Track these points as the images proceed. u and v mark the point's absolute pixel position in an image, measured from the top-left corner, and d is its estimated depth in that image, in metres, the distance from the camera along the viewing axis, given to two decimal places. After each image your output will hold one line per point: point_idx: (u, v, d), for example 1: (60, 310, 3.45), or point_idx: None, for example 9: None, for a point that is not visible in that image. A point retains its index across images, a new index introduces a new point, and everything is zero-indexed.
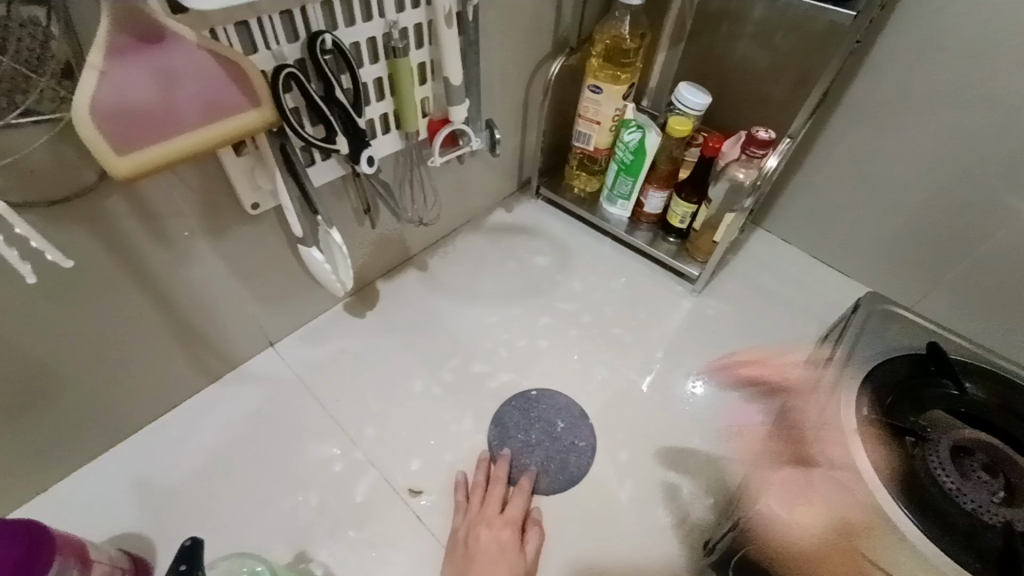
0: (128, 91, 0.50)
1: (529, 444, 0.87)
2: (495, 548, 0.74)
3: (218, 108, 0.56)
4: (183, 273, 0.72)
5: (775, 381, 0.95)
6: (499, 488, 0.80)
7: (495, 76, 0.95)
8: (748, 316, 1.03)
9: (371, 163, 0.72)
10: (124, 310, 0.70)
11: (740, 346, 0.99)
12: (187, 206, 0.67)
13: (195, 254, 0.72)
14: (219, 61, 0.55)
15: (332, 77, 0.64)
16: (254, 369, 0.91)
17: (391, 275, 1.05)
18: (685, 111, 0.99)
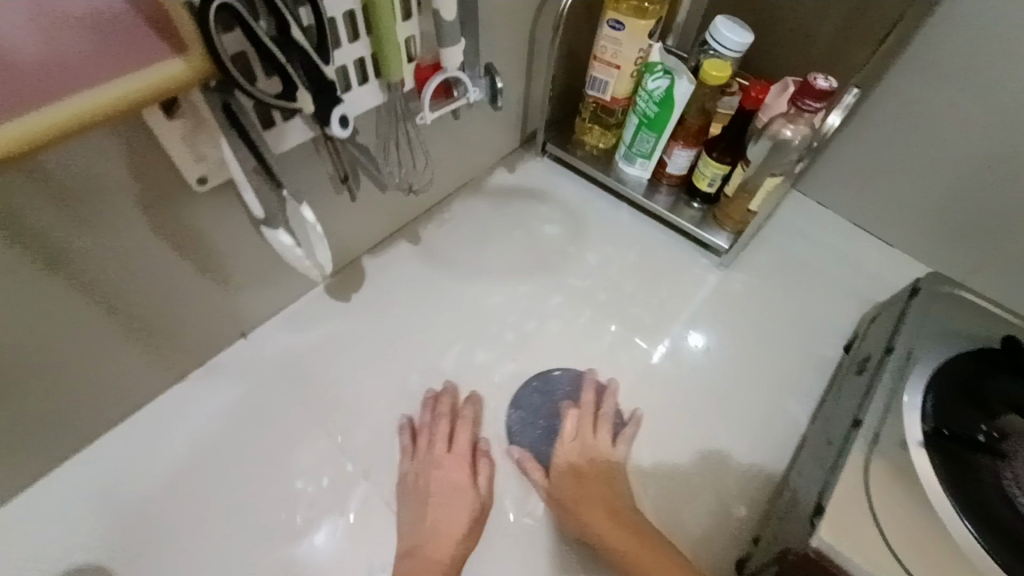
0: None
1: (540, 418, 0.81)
2: (450, 487, 0.73)
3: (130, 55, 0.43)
4: (122, 268, 0.59)
5: (812, 368, 0.85)
6: (446, 423, 0.78)
7: (495, 8, 0.77)
8: (782, 293, 0.92)
9: (345, 126, 0.57)
10: (52, 315, 0.57)
11: (772, 328, 0.89)
12: (116, 186, 0.53)
13: (135, 243, 0.58)
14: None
15: (285, 12, 0.48)
16: (227, 364, 0.79)
17: (379, 250, 0.92)
18: (722, 54, 0.83)
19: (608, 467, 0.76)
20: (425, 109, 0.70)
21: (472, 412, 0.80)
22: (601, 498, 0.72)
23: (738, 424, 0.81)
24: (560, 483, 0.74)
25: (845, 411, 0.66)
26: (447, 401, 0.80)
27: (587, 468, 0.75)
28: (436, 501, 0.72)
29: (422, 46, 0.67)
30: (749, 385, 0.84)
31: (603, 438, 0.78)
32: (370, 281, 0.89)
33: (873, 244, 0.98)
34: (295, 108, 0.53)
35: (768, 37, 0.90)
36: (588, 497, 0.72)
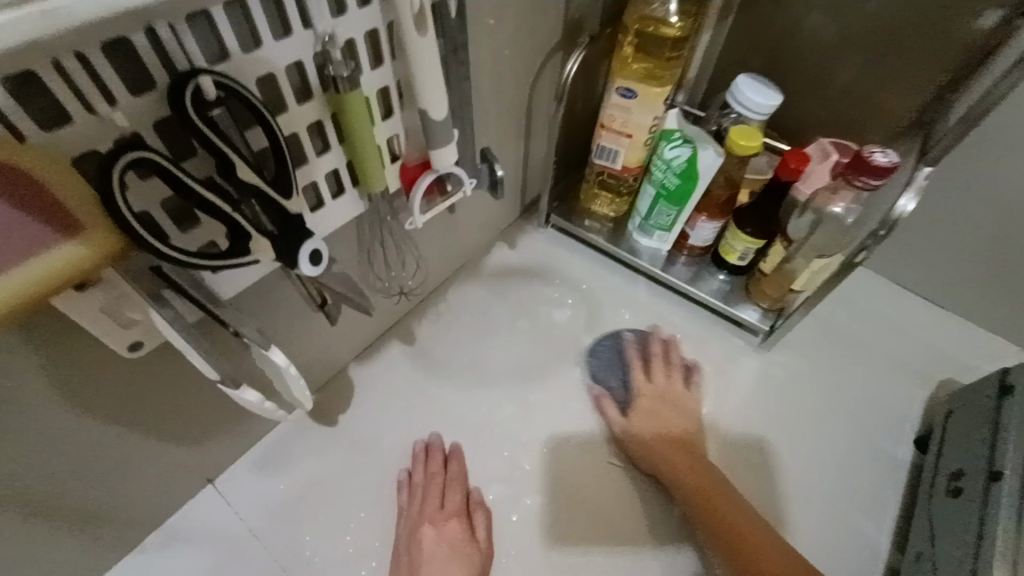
0: None
1: (620, 371, 0.81)
2: (445, 550, 0.66)
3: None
4: (47, 463, 0.47)
5: (870, 462, 0.75)
6: (438, 479, 0.71)
7: (487, 85, 0.67)
8: (831, 379, 0.80)
9: (317, 262, 0.45)
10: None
11: (821, 416, 0.78)
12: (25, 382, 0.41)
13: (51, 435, 0.46)
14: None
15: (228, 151, 0.37)
16: (190, 521, 0.67)
17: (367, 356, 0.79)
18: (747, 117, 0.72)
19: (684, 409, 0.77)
20: (415, 214, 0.59)
21: (459, 465, 0.73)
22: (684, 450, 0.73)
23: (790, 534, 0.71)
24: (639, 423, 0.76)
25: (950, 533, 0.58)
26: (436, 454, 0.73)
27: (669, 430, 0.75)
28: (433, 565, 0.65)
29: (407, 143, 0.56)
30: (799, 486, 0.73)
31: (677, 384, 0.79)
32: (360, 397, 0.77)
33: (924, 308, 0.88)
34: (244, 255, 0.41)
35: (795, 91, 0.79)
36: (668, 436, 0.74)
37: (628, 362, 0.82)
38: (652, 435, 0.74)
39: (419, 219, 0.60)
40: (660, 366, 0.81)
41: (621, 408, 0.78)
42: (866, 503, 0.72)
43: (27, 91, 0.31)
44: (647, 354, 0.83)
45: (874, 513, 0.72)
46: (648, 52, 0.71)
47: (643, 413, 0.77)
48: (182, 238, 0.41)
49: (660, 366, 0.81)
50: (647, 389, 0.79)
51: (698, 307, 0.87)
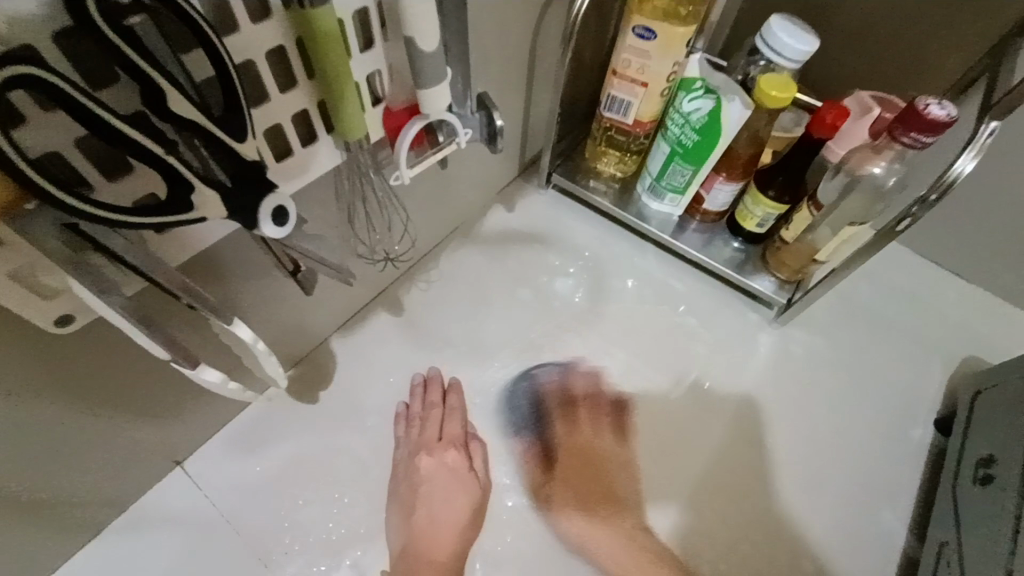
0: None
1: (538, 410, 0.76)
2: (444, 476, 0.68)
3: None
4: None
5: (877, 446, 0.73)
6: (437, 410, 0.70)
7: (486, 18, 0.58)
8: (840, 357, 0.77)
9: (284, 223, 0.37)
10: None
11: (831, 399, 0.75)
12: None
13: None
14: None
15: (154, 73, 0.29)
16: (157, 504, 0.62)
17: (350, 327, 0.72)
18: (779, 64, 0.64)
19: (607, 461, 0.73)
20: (401, 168, 0.51)
21: (458, 398, 0.72)
22: (599, 485, 0.73)
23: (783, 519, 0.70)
24: (561, 481, 0.74)
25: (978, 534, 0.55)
26: (436, 387, 0.72)
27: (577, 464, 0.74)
28: (430, 492, 0.67)
29: (391, 83, 0.48)
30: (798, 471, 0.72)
31: (603, 437, 0.74)
32: (343, 372, 0.71)
33: (949, 283, 0.82)
34: (187, 214, 0.33)
35: (833, 36, 0.70)
36: (589, 495, 0.73)
37: (538, 413, 0.76)
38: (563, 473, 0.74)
39: (406, 174, 0.52)
40: (586, 414, 0.76)
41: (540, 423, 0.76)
42: (866, 488, 0.71)
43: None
44: (569, 395, 0.77)
45: (875, 497, 0.71)
46: None
47: (563, 464, 0.75)
48: (110, 189, 0.33)
49: (571, 409, 0.76)
50: (564, 433, 0.77)
51: (708, 278, 0.82)
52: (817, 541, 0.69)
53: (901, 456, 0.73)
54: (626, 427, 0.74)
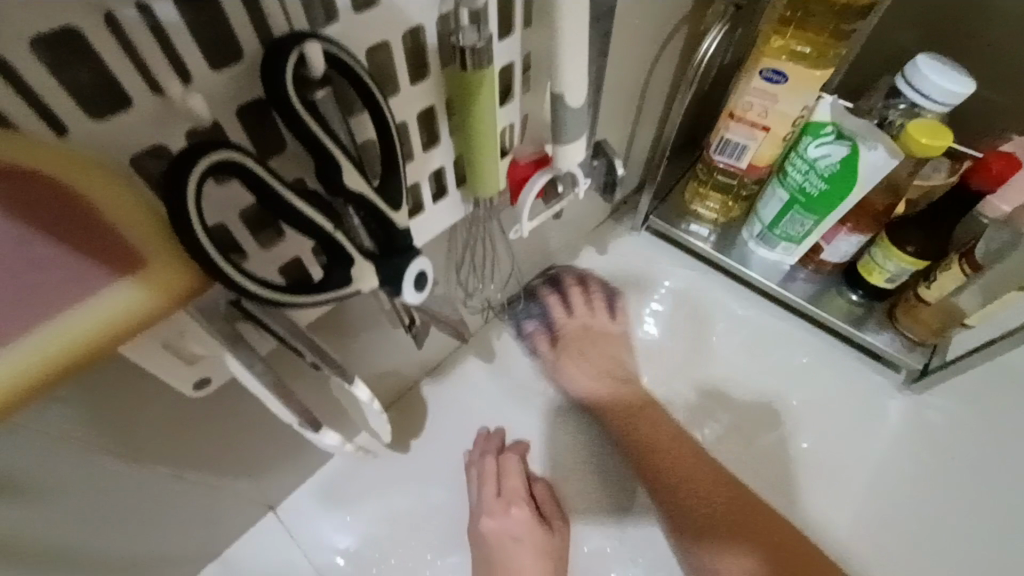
0: None
1: (545, 317, 0.77)
2: (519, 532, 0.63)
3: (28, 306, 0.24)
4: (103, 503, 0.42)
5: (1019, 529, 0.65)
6: (499, 466, 0.66)
7: (610, 65, 0.55)
8: (973, 430, 0.69)
9: (423, 288, 0.35)
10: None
11: (960, 476, 0.68)
12: (78, 428, 0.34)
13: (92, 481, 0.39)
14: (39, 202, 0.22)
15: (331, 148, 0.27)
16: (246, 556, 0.61)
17: (440, 372, 0.70)
18: (928, 106, 0.58)
19: (596, 340, 0.77)
20: (522, 222, 0.48)
21: (518, 446, 0.69)
22: (610, 363, 0.76)
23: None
24: (568, 366, 0.75)
25: None
26: (495, 441, 0.68)
27: (584, 341, 0.77)
28: (512, 551, 0.63)
29: (522, 135, 0.45)
30: (923, 559, 0.65)
31: (600, 316, 0.78)
32: (432, 418, 0.69)
33: None
34: (343, 291, 0.32)
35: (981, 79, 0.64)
36: (599, 372, 0.75)
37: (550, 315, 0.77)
38: (589, 374, 0.74)
39: (526, 228, 0.49)
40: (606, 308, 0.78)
41: (550, 338, 0.76)
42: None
43: (57, 56, 0.21)
44: (558, 337, 0.77)
45: None
46: (808, 19, 0.56)
47: (583, 374, 0.75)
48: (265, 257, 0.32)
49: (579, 324, 0.77)
50: (569, 323, 0.77)
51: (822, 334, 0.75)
52: None
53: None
54: (617, 306, 0.79)
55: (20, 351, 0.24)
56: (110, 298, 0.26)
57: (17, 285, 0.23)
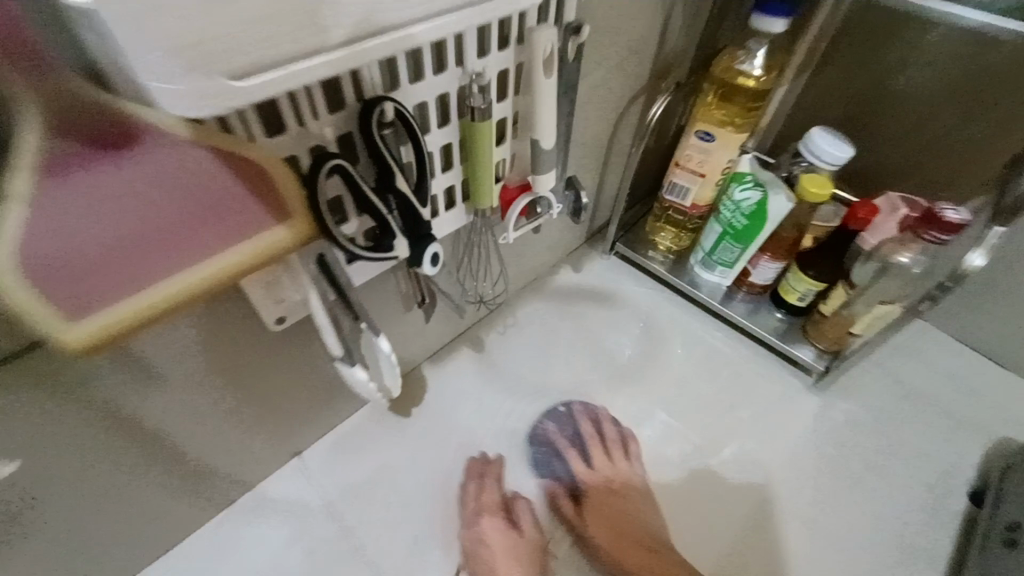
0: (111, 237, 0.32)
1: (560, 458, 0.82)
2: (497, 533, 0.72)
3: (215, 235, 0.36)
4: (187, 416, 0.54)
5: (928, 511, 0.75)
6: (485, 483, 0.76)
7: (581, 121, 0.74)
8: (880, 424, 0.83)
9: (436, 263, 0.52)
10: (91, 469, 0.50)
11: (874, 464, 0.79)
12: (192, 341, 0.48)
13: (186, 397, 0.52)
14: (229, 164, 0.34)
15: (390, 162, 0.45)
16: (271, 494, 0.72)
17: (439, 357, 0.85)
18: (818, 166, 0.77)
19: (628, 489, 0.78)
20: (508, 230, 0.66)
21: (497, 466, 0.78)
22: (620, 508, 0.76)
23: (829, 574, 0.72)
24: (588, 518, 0.78)
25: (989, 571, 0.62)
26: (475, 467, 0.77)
27: (609, 491, 0.78)
28: (491, 554, 0.71)
29: (511, 168, 0.63)
30: (844, 533, 0.75)
31: (621, 465, 0.79)
32: (431, 394, 0.82)
33: (984, 366, 0.89)
34: (387, 256, 0.48)
35: (865, 147, 0.84)
36: (616, 535, 0.74)
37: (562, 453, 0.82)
38: (600, 501, 0.78)
39: (511, 236, 0.67)
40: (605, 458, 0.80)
41: (573, 497, 0.80)
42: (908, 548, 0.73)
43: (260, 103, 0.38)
44: (577, 492, 0.80)
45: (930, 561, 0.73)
46: (731, 97, 0.76)
47: (599, 524, 0.76)
48: None
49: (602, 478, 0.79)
50: (591, 477, 0.80)
51: (753, 343, 0.91)
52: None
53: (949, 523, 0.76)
54: (630, 450, 0.80)
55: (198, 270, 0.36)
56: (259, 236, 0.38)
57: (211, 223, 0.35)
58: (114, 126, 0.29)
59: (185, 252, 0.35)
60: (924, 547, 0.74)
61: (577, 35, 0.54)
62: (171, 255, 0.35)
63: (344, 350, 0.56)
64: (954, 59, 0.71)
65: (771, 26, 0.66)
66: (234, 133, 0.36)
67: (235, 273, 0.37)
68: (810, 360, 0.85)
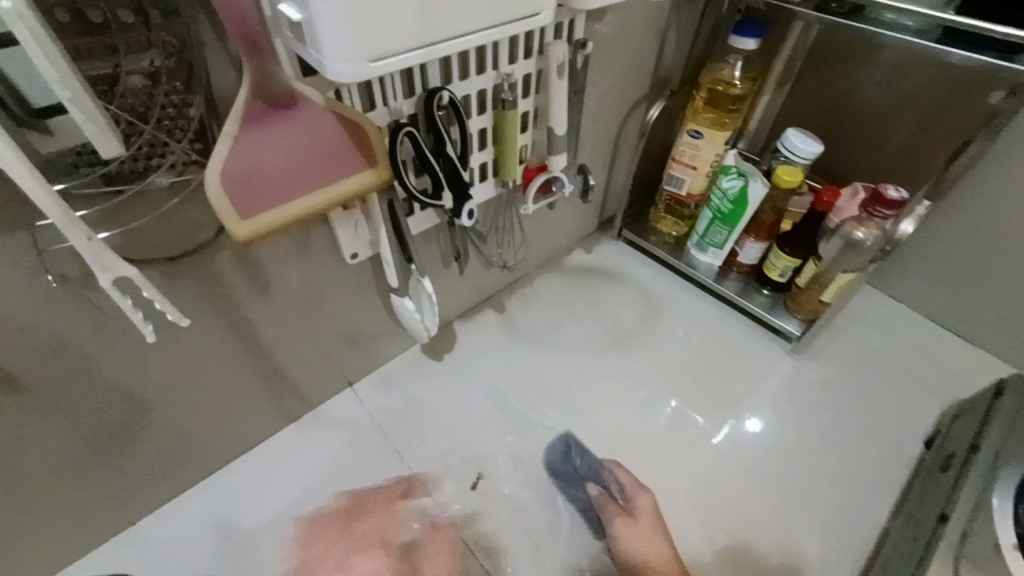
0: (269, 164, 0.50)
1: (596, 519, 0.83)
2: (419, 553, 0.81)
3: (327, 172, 0.54)
4: (279, 326, 0.72)
5: (884, 457, 0.87)
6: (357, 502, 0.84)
7: (592, 120, 0.90)
8: (849, 385, 0.94)
9: (471, 217, 0.69)
10: (213, 357, 0.68)
11: (843, 419, 0.91)
12: (292, 261, 0.66)
13: (281, 307, 0.70)
14: (341, 124, 0.53)
15: (444, 133, 0.62)
16: (331, 410, 0.90)
17: (469, 316, 1.01)
18: (794, 161, 0.90)
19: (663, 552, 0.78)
20: (528, 203, 0.82)
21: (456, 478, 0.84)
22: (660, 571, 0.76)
23: (795, 504, 0.83)
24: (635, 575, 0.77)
25: (929, 499, 0.73)
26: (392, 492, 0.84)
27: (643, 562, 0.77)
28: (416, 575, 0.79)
29: (532, 152, 0.80)
30: (810, 473, 0.86)
31: (643, 513, 0.81)
32: (461, 344, 0.98)
33: (952, 342, 0.99)
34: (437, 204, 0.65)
35: (839, 146, 0.98)
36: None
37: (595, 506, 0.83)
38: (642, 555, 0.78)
39: (531, 207, 0.83)
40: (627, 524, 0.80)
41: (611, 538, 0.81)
42: (869, 489, 0.84)
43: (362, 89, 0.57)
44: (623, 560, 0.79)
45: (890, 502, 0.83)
46: (716, 103, 0.92)
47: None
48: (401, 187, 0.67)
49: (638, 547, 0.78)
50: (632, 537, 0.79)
51: (740, 315, 1.04)
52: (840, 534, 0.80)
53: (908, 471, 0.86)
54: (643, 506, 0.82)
55: (316, 195, 0.53)
56: (354, 176, 0.55)
57: (327, 163, 0.53)
58: (283, 96, 0.49)
59: (309, 181, 0.53)
60: (883, 489, 0.84)
61: (584, 49, 0.71)
62: (301, 182, 0.52)
63: (398, 283, 0.74)
64: (905, 73, 0.86)
65: (743, 44, 0.82)
66: (345, 102, 0.54)
67: (336, 200, 0.55)
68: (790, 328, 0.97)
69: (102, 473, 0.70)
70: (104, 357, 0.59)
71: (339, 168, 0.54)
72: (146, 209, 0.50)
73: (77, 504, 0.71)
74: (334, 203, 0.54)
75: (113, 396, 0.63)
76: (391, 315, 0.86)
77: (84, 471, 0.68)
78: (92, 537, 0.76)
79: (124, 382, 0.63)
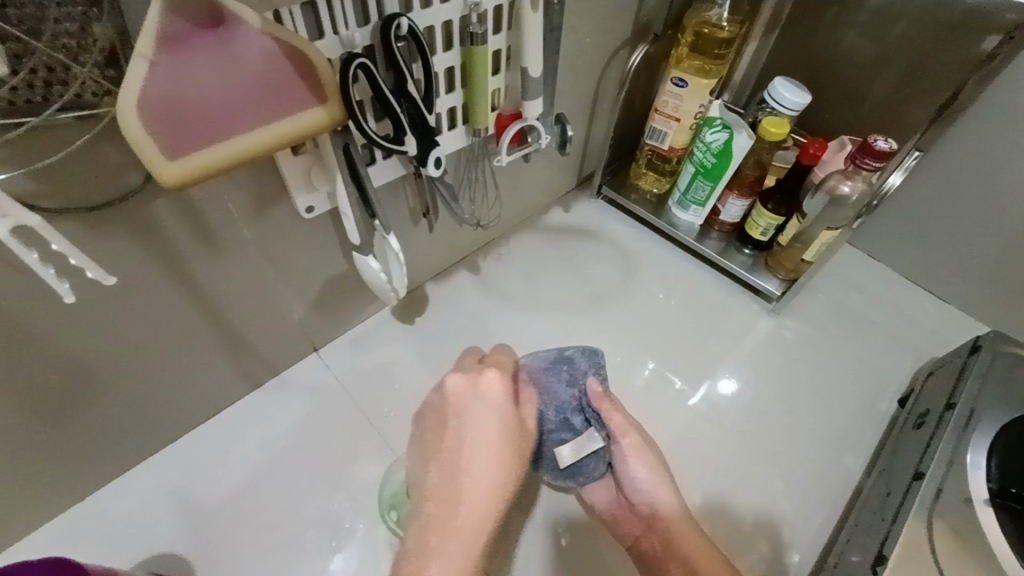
0: (195, 93, 0.43)
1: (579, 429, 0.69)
2: (487, 405, 0.56)
3: (269, 108, 0.47)
4: (230, 288, 0.66)
5: (857, 413, 0.87)
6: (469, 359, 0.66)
7: (570, 66, 0.84)
8: (826, 344, 0.93)
9: (439, 166, 0.63)
10: (157, 321, 0.62)
11: (819, 378, 0.90)
12: (239, 214, 0.60)
13: (231, 267, 0.64)
14: (284, 52, 0.46)
15: (404, 68, 0.55)
16: (296, 377, 0.85)
17: (441, 278, 0.96)
18: (779, 111, 0.86)
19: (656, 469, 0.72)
20: (502, 153, 0.77)
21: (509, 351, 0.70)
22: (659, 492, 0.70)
23: (771, 460, 0.83)
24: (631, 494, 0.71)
25: (902, 455, 0.73)
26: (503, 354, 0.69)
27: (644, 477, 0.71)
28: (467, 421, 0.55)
29: (505, 98, 0.74)
30: (785, 431, 0.86)
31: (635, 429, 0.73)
32: (433, 305, 0.94)
33: (925, 299, 0.99)
34: (400, 150, 0.59)
35: (826, 97, 0.94)
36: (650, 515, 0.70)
37: (591, 421, 0.69)
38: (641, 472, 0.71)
39: (505, 158, 0.77)
40: (633, 445, 0.71)
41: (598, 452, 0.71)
42: (842, 445, 0.84)
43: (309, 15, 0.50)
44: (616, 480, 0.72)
45: (861, 456, 0.84)
46: (703, 48, 0.87)
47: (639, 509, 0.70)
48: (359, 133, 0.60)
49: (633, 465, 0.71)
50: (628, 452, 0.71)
51: (721, 275, 1.01)
52: (814, 490, 0.81)
53: (879, 426, 0.86)
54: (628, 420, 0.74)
55: (256, 135, 0.46)
56: (303, 114, 0.48)
57: (268, 97, 0.46)
58: (208, 14, 0.42)
59: (247, 117, 0.46)
60: (856, 445, 0.84)
61: None
62: (238, 119, 0.45)
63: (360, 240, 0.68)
64: (897, 18, 0.81)
65: None
66: (285, 25, 0.47)
67: (284, 143, 0.48)
68: (773, 286, 0.95)
69: (42, 447, 0.64)
70: (24, 324, 0.53)
71: (283, 104, 0.47)
72: (55, 148, 0.43)
73: (14, 483, 0.65)
74: (279, 145, 0.47)
75: (42, 365, 0.57)
76: (356, 273, 0.80)
77: (19, 447, 0.62)
78: (40, 515, 0.72)
79: (53, 352, 0.57)
